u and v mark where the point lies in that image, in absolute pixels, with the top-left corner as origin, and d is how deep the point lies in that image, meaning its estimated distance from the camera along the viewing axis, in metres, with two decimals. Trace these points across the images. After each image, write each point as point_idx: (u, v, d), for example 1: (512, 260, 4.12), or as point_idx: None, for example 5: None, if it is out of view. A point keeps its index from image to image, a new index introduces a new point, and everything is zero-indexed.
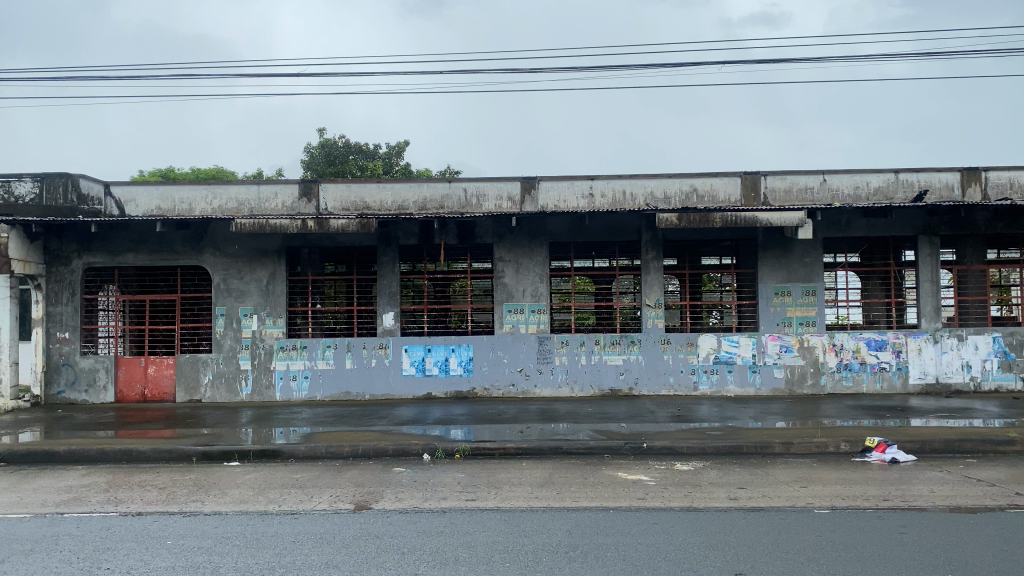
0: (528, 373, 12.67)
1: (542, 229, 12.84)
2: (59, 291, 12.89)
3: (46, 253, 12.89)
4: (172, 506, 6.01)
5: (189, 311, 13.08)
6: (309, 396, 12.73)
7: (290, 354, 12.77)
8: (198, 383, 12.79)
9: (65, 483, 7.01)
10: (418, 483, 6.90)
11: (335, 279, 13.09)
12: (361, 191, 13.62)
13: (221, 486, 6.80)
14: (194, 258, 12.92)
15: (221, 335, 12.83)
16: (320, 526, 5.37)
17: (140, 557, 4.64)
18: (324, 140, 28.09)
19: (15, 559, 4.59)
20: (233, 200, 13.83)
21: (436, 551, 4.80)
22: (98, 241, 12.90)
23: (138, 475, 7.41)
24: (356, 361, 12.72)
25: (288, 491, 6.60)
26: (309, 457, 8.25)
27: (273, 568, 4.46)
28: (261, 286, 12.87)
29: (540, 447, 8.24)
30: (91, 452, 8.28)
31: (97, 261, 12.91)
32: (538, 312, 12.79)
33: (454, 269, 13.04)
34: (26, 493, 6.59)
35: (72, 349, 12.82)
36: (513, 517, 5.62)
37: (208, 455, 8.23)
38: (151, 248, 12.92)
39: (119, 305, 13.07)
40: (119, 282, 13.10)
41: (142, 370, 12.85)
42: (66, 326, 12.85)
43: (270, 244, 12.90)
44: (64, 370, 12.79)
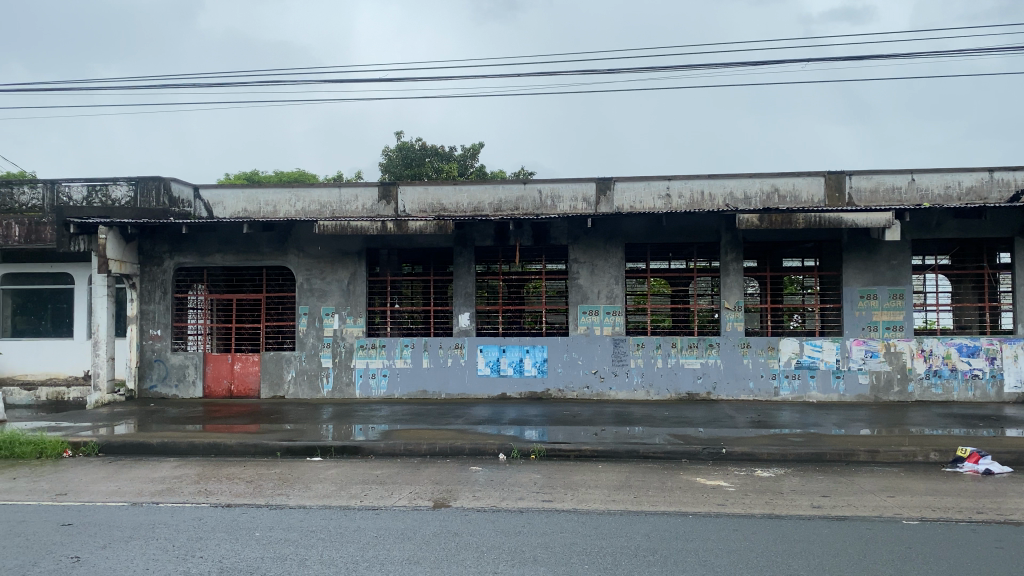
0: (603, 375, 12.61)
1: (618, 230, 12.75)
2: (152, 289, 13.45)
3: (140, 254, 13.46)
4: (260, 499, 6.21)
5: (273, 310, 13.47)
6: (387, 394, 12.96)
7: (369, 353, 13.04)
8: (282, 380, 13.15)
9: (160, 474, 7.33)
10: (494, 482, 6.96)
11: (412, 280, 13.29)
12: (439, 193, 13.83)
13: (305, 480, 6.98)
14: (279, 258, 13.30)
15: (303, 333, 13.18)
16: (401, 521, 5.48)
17: (231, 547, 4.81)
18: (402, 143, 28.54)
19: (116, 545, 4.82)
20: (315, 202, 14.23)
21: (516, 550, 4.83)
22: (189, 242, 13.42)
23: (225, 467, 7.70)
24: (432, 360, 12.89)
25: (368, 487, 6.73)
26: (388, 454, 8.41)
27: (357, 562, 4.55)
28: (343, 285, 13.17)
29: (616, 450, 8.20)
30: (181, 444, 8.62)
31: (187, 261, 13.42)
32: (613, 313, 12.73)
33: (529, 270, 13.08)
34: (124, 483, 6.93)
35: (164, 346, 13.36)
36: (591, 518, 5.62)
37: (291, 449, 8.48)
38: (238, 249, 13.35)
39: (207, 303, 13.57)
40: (208, 282, 13.58)
41: (229, 366, 13.31)
42: (158, 324, 13.40)
43: (351, 246, 13.18)
44: (156, 366, 13.34)
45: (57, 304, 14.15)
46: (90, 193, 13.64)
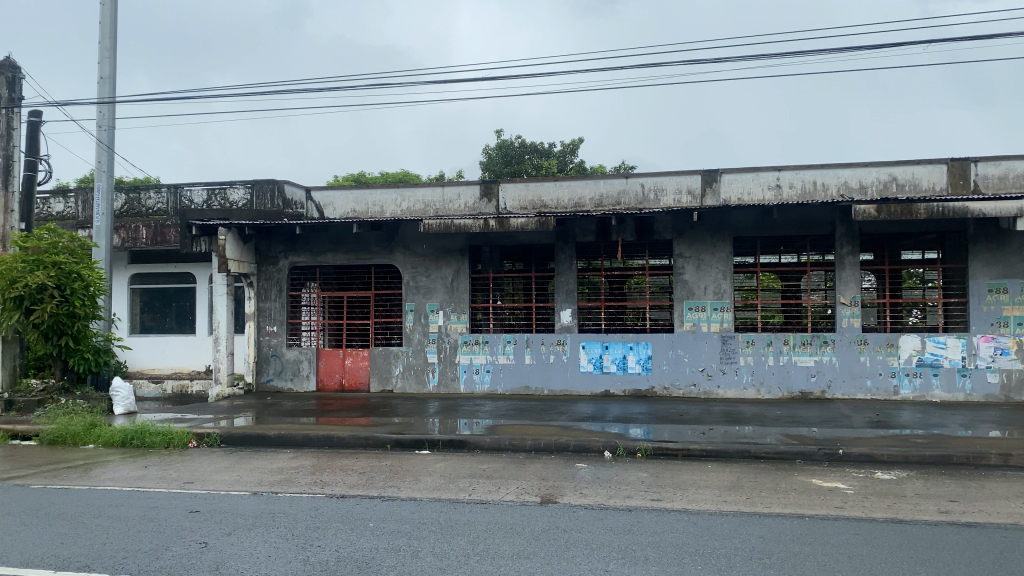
0: (711, 372, 12.34)
1: (725, 224, 12.45)
2: (268, 288, 14.01)
3: (256, 254, 14.03)
4: (372, 491, 6.36)
5: (382, 307, 13.78)
6: (491, 389, 13.08)
7: (473, 348, 13.19)
8: (390, 375, 13.46)
9: (278, 465, 7.62)
10: (601, 480, 6.90)
11: (514, 276, 13.34)
12: (540, 189, 13.84)
13: (414, 473, 7.11)
14: (386, 257, 13.62)
15: (410, 329, 13.45)
16: (510, 516, 5.50)
17: (347, 537, 4.95)
18: (501, 141, 28.76)
19: (239, 532, 5.03)
20: (419, 202, 14.49)
21: (626, 549, 4.78)
22: (301, 242, 13.92)
23: (338, 459, 7.93)
24: (535, 356, 12.92)
25: (475, 481, 6.79)
26: (494, 449, 8.47)
27: (468, 555, 4.60)
28: (447, 283, 13.37)
29: (725, 449, 8.00)
30: (297, 436, 8.94)
31: (300, 260, 13.91)
32: (720, 309, 12.43)
33: (632, 266, 12.92)
34: (245, 472, 7.23)
35: (279, 342, 13.88)
36: (702, 518, 5.50)
37: (400, 443, 8.65)
38: (347, 248, 13.75)
39: (320, 301, 14.03)
40: (320, 280, 14.04)
41: (340, 361, 13.72)
42: (274, 320, 13.93)
43: (455, 243, 13.36)
44: (273, 361, 13.88)
45: (181, 302, 14.93)
46: (210, 196, 14.36)
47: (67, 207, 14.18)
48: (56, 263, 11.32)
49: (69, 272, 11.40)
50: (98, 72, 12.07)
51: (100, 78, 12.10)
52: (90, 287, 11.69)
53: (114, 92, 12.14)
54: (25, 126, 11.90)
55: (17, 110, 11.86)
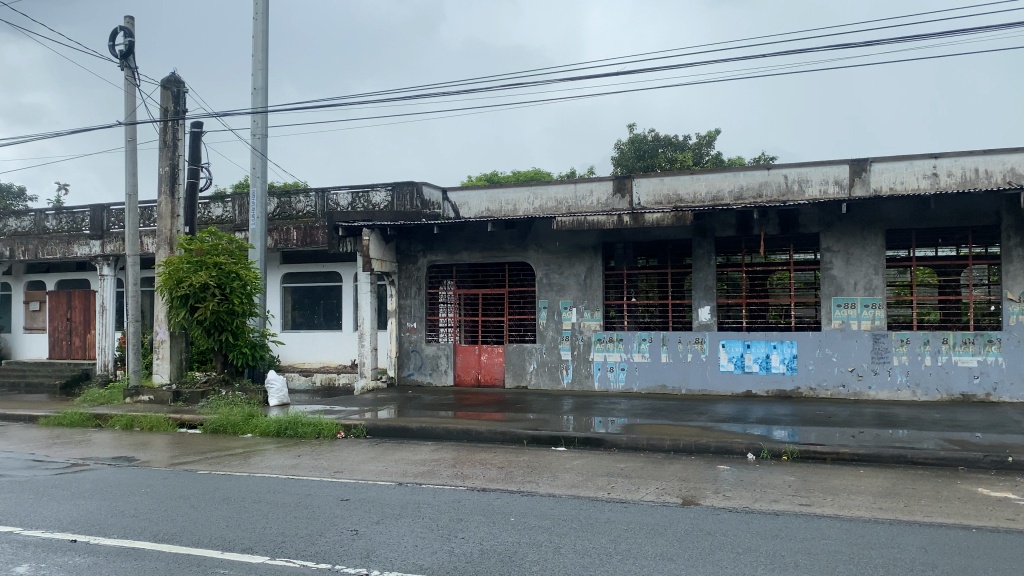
0: (861, 373, 11.74)
1: (876, 215, 11.79)
2: (408, 285, 14.46)
3: (397, 253, 14.51)
4: (512, 485, 6.43)
5: (517, 304, 13.92)
6: (626, 387, 12.96)
7: (608, 346, 13.12)
8: (525, 371, 13.60)
9: (420, 457, 7.85)
10: (744, 482, 6.70)
11: (649, 273, 13.10)
12: (676, 183, 13.56)
13: (552, 470, 7.14)
14: (520, 254, 13.75)
15: (544, 327, 13.53)
16: (651, 516, 5.43)
17: (490, 530, 5.02)
18: (634, 135, 28.44)
19: (387, 521, 5.21)
20: (552, 199, 14.55)
21: (774, 554, 4.61)
22: (439, 241, 14.27)
23: (477, 453, 8.07)
24: (672, 354, 12.70)
25: (614, 479, 6.74)
26: (631, 447, 8.38)
27: (610, 554, 4.57)
28: (580, 280, 13.35)
29: (878, 454, 7.58)
30: (437, 429, 9.17)
31: (438, 259, 14.27)
32: (872, 306, 11.82)
33: (774, 261, 12.43)
34: (390, 463, 7.49)
35: (419, 338, 14.30)
36: (855, 526, 5.23)
37: (537, 439, 8.71)
38: (483, 246, 13.98)
39: (456, 298, 14.32)
40: (456, 278, 14.33)
41: (477, 357, 14.00)
42: (414, 317, 14.37)
43: (589, 240, 13.32)
44: (413, 356, 14.32)
45: (328, 300, 15.64)
46: (354, 199, 14.69)
47: (225, 211, 15.12)
48: (217, 264, 12.13)
49: (229, 272, 12.19)
50: (252, 84, 12.82)
51: (254, 89, 12.84)
52: (247, 287, 12.44)
53: (267, 102, 12.86)
54: (188, 137, 12.80)
55: (182, 123, 12.77)
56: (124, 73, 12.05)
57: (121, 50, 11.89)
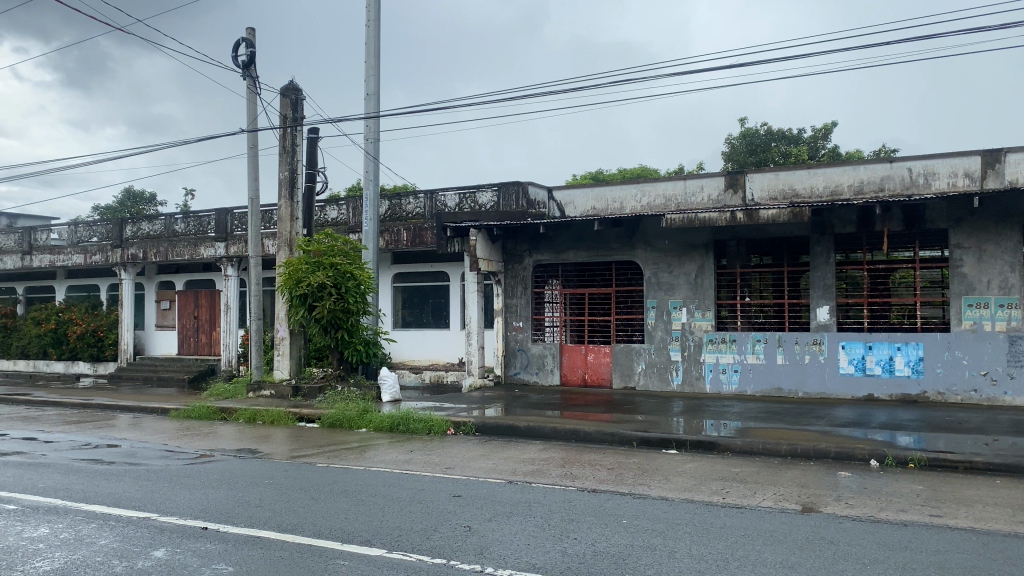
0: (995, 378, 11.04)
1: (1013, 208, 11.06)
2: (514, 285, 14.54)
3: (504, 253, 14.62)
4: (623, 487, 6.36)
5: (624, 304, 13.76)
6: (739, 390, 12.64)
7: (719, 347, 12.83)
8: (633, 372, 13.45)
9: (530, 456, 7.86)
10: (868, 490, 6.39)
11: (763, 272, 12.73)
12: (791, 178, 13.13)
13: (664, 472, 7.02)
14: (628, 253, 13.60)
15: (653, 327, 13.34)
16: (769, 523, 5.25)
17: (602, 532, 4.98)
18: (745, 130, 27.70)
19: (499, 519, 5.24)
20: (661, 197, 14.36)
21: (905, 567, 4.37)
22: (545, 240, 14.29)
23: (586, 454, 8.03)
24: (788, 356, 12.29)
25: (728, 484, 6.57)
26: (745, 452, 8.15)
27: (727, 560, 4.45)
28: (691, 279, 13.10)
29: (1016, 464, 7.09)
30: (546, 429, 9.17)
31: (544, 258, 14.29)
32: (1007, 306, 11.08)
33: (897, 259, 11.83)
34: (500, 461, 7.54)
35: (525, 337, 14.37)
36: (994, 540, 4.90)
37: (647, 441, 8.59)
38: (590, 245, 13.91)
39: (562, 298, 14.29)
40: (562, 277, 14.31)
41: (583, 356, 13.94)
42: (520, 316, 14.46)
43: (700, 238, 13.05)
44: (519, 355, 14.40)
45: (437, 299, 15.92)
46: (462, 200, 14.92)
47: (339, 213, 15.62)
48: (334, 265, 12.55)
49: (344, 273, 12.59)
50: (365, 89, 13.18)
51: (366, 95, 13.20)
52: (361, 287, 12.79)
53: (379, 107, 13.20)
54: (305, 143, 13.28)
55: (300, 129, 13.27)
56: (246, 83, 12.62)
57: (243, 61, 12.45)
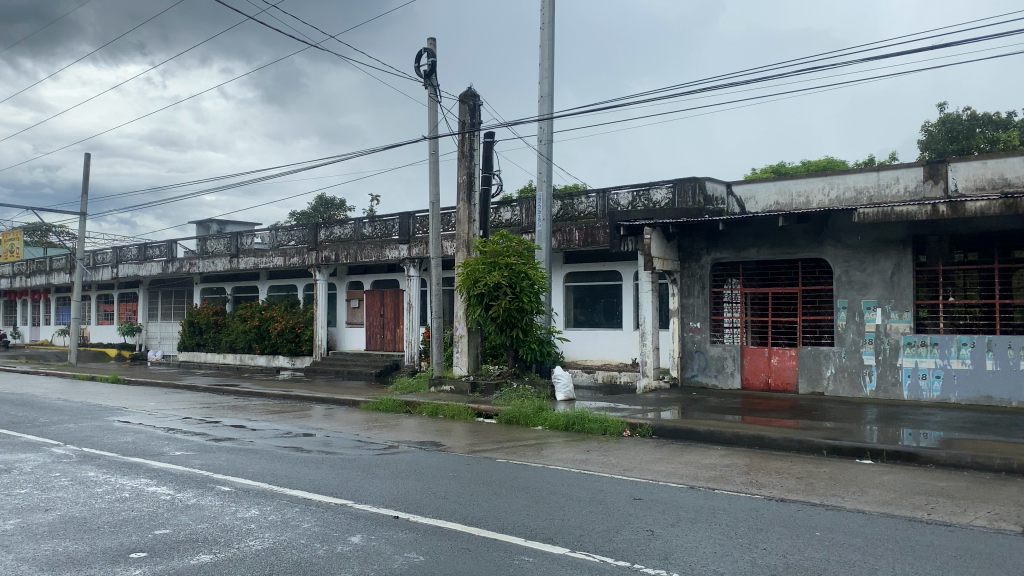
0: None
1: None
2: (692, 284, 14.20)
3: (680, 252, 14.32)
4: (814, 498, 6.02)
5: (811, 304, 13.10)
6: (942, 397, 11.67)
7: (919, 351, 11.92)
8: (821, 376, 12.75)
9: (711, 461, 7.63)
10: None
11: (969, 269, 11.65)
12: (1002, 165, 11.93)
13: (859, 484, 6.59)
14: (815, 250, 12.91)
15: (843, 328, 12.60)
16: (984, 544, 4.78)
17: (794, 544, 4.73)
18: (945, 115, 25.58)
19: (683, 524, 5.11)
20: (850, 189, 13.57)
21: None
22: (724, 238, 13.86)
23: (772, 461, 7.70)
24: (999, 362, 11.21)
25: (933, 499, 6.06)
26: (951, 465, 7.49)
27: None
28: (885, 277, 12.24)
29: None
30: (726, 433, 8.87)
31: (724, 257, 13.87)
32: None
33: None
34: (681, 465, 7.37)
35: (703, 338, 14.01)
36: None
37: (838, 449, 8.11)
38: (773, 242, 13.34)
39: (743, 297, 13.80)
40: (743, 276, 13.80)
41: (766, 359, 13.42)
42: (698, 316, 14.11)
43: (896, 233, 12.18)
44: (697, 356, 14.06)
45: (609, 299, 15.84)
46: (636, 198, 14.70)
47: (514, 215, 15.90)
48: (508, 265, 12.78)
49: (518, 273, 12.76)
50: (539, 92, 13.33)
51: (540, 97, 13.35)
52: (535, 287, 12.94)
53: (553, 109, 13.31)
54: (482, 147, 13.62)
55: (477, 134, 13.62)
56: (427, 91, 13.12)
57: (424, 70, 12.95)
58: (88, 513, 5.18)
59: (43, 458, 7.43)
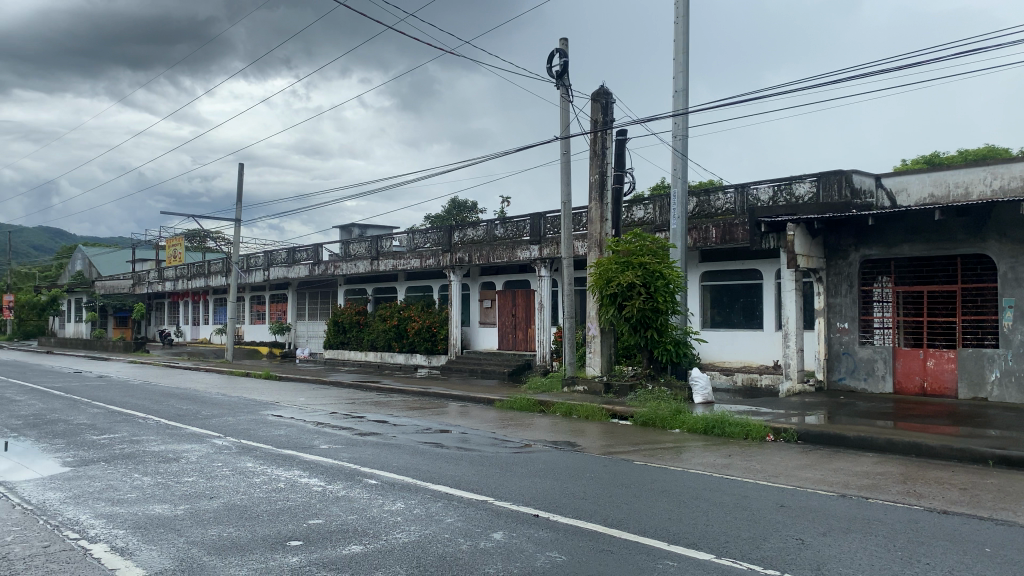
0: None
1: None
2: (838, 282, 13.57)
3: (826, 248, 13.71)
4: (981, 511, 5.59)
5: (972, 303, 12.22)
6: None
7: None
8: (984, 381, 11.83)
9: (863, 469, 7.24)
10: None
11: None
12: None
13: None
14: (977, 245, 12.02)
15: (1010, 329, 11.65)
16: None
17: (960, 560, 4.41)
18: None
19: (835, 534, 4.87)
20: (1016, 178, 12.57)
21: None
22: (874, 233, 13.16)
23: (931, 470, 7.21)
24: None
25: None
26: None
27: None
28: None
29: None
30: (879, 440, 8.41)
31: (873, 253, 13.16)
32: None
33: None
34: (830, 473, 7.03)
35: (852, 339, 13.34)
36: None
37: (1006, 460, 7.50)
38: (928, 237, 12.55)
39: (895, 297, 13.06)
40: (895, 274, 13.05)
41: (921, 362, 12.58)
42: (845, 317, 13.46)
43: None
44: (845, 359, 13.40)
45: (748, 299, 15.35)
46: (777, 192, 14.16)
47: (646, 213, 15.68)
48: (642, 264, 12.64)
49: (652, 272, 12.59)
50: (673, 87, 13.10)
51: (675, 92, 13.11)
52: (670, 286, 12.67)
53: (688, 103, 13.03)
54: (615, 145, 13.51)
55: (609, 132, 13.51)
56: (559, 91, 13.15)
57: (557, 71, 12.99)
58: (248, 501, 5.50)
59: (207, 448, 7.96)
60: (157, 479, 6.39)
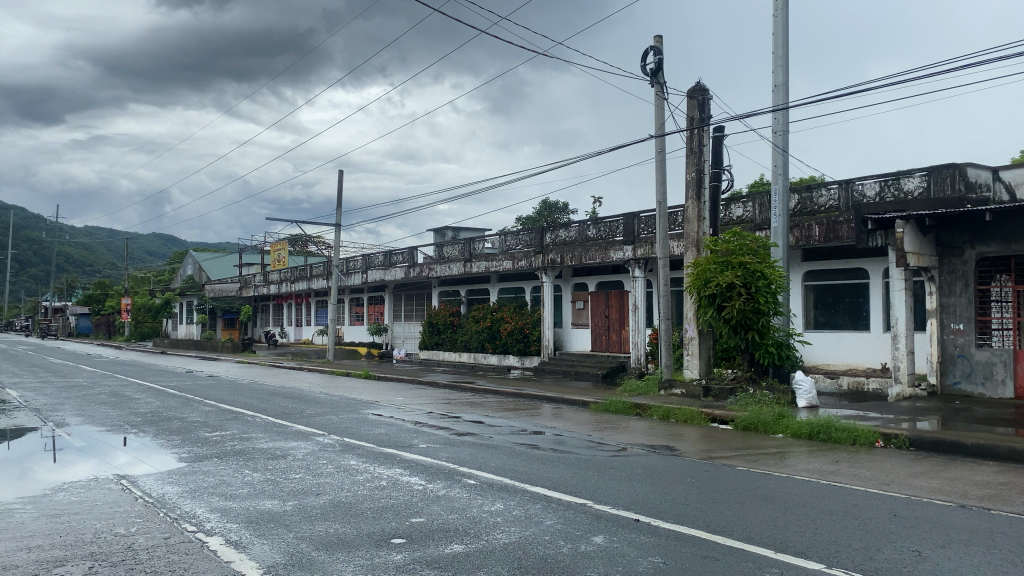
0: None
1: None
2: (953, 282, 12.91)
3: (939, 246, 13.08)
4: None
5: None
6: None
7: None
8: None
9: (983, 479, 6.85)
10: None
11: None
12: None
13: None
14: None
15: None
16: None
17: None
18: None
19: (956, 547, 4.62)
20: None
21: None
22: (992, 230, 12.50)
23: None
24: None
25: None
26: None
27: None
28: None
29: None
30: (1000, 448, 7.94)
31: (991, 250, 12.48)
32: None
33: None
34: (947, 482, 6.68)
35: (967, 341, 12.67)
36: None
37: None
38: None
39: (1015, 296, 12.34)
40: (1016, 272, 12.32)
41: None
42: (961, 317, 12.79)
43: None
44: (960, 362, 12.72)
45: (854, 299, 14.78)
46: (884, 188, 13.59)
47: (745, 211, 15.31)
48: (742, 264, 12.35)
49: (753, 271, 12.29)
50: (773, 82, 12.74)
51: (774, 86, 12.75)
52: (772, 286, 12.33)
53: (788, 98, 12.65)
54: (712, 142, 13.23)
55: (706, 129, 13.25)
56: (654, 89, 12.98)
57: (652, 68, 12.83)
58: (352, 499, 5.64)
59: (311, 446, 8.21)
60: (266, 475, 6.63)
